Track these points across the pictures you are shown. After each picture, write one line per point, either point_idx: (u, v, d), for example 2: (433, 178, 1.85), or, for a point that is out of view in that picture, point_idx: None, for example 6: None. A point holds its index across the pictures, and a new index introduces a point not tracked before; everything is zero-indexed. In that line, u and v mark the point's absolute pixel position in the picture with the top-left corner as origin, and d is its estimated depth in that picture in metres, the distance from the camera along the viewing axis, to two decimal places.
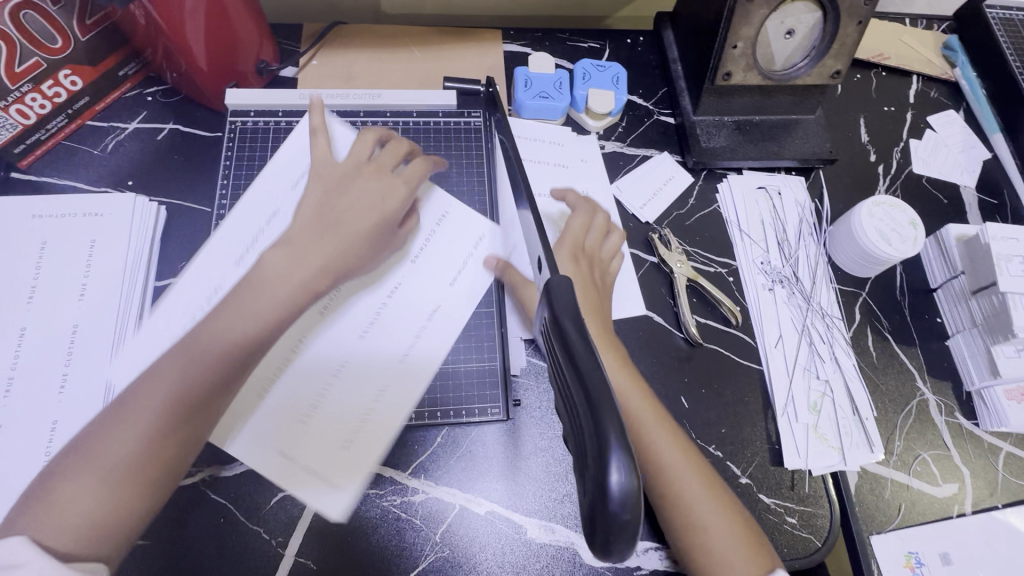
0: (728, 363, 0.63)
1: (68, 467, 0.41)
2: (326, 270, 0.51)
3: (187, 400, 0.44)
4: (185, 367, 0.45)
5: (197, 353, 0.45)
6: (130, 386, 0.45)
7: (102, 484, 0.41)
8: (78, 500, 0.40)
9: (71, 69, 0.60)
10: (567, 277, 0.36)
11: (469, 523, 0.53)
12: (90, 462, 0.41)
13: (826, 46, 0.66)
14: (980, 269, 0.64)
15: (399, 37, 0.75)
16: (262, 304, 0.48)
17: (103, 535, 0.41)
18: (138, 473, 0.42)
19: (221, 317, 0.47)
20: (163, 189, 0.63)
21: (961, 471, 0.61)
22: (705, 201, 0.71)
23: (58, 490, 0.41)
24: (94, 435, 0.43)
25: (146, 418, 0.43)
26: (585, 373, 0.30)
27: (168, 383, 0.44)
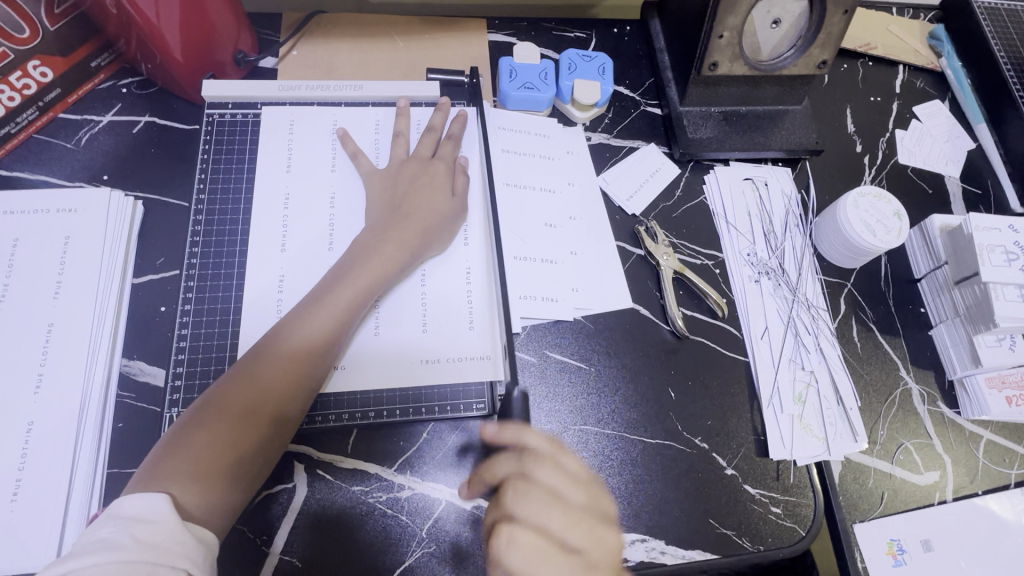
0: (714, 355, 0.63)
1: (190, 430, 0.45)
2: (397, 242, 0.56)
3: (300, 363, 0.49)
4: (302, 335, 0.50)
5: (316, 323, 0.50)
6: (245, 357, 0.49)
7: (230, 441, 0.45)
8: (199, 458, 0.43)
9: (40, 59, 0.59)
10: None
11: (455, 518, 0.53)
12: (216, 422, 0.45)
13: (812, 35, 0.65)
14: (963, 260, 0.64)
15: (381, 28, 0.73)
16: (355, 281, 0.53)
17: (224, 490, 0.44)
18: (260, 430, 0.46)
19: (324, 292, 0.52)
20: (141, 184, 0.62)
21: (943, 459, 0.62)
22: (692, 193, 0.71)
23: (188, 448, 0.44)
24: (213, 399, 0.46)
25: (261, 380, 0.47)
26: None
27: (289, 351, 0.49)
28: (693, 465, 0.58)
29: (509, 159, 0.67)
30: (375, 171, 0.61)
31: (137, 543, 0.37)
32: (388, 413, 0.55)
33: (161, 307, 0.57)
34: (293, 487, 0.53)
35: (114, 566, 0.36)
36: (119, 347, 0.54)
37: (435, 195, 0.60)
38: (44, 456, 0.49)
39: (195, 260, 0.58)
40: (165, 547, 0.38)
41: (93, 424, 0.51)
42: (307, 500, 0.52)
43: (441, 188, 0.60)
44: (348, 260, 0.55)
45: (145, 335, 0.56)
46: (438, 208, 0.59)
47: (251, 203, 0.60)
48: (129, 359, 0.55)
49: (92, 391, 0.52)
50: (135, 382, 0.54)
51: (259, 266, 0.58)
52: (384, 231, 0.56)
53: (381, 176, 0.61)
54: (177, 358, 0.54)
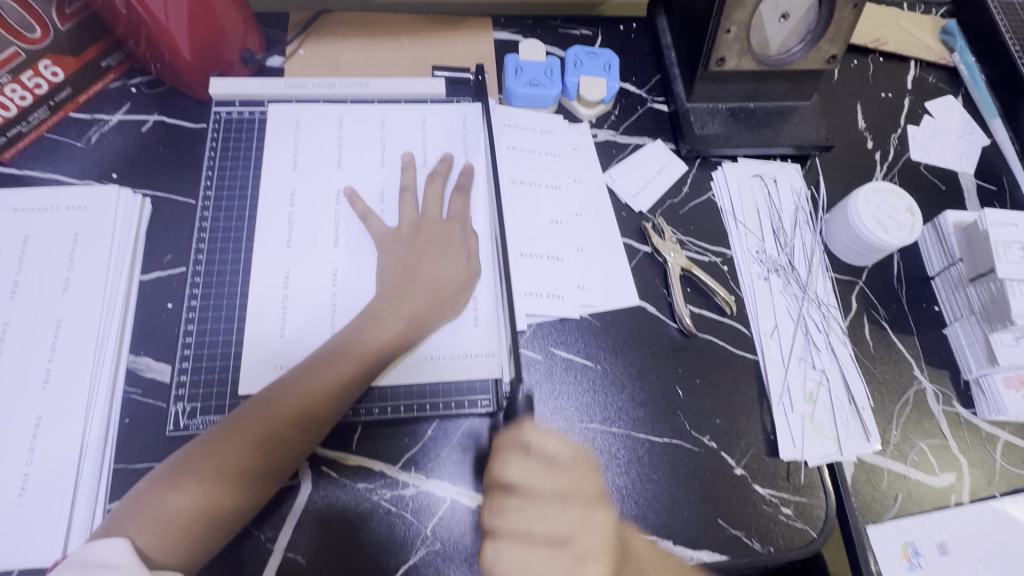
0: (723, 353, 0.62)
1: (176, 475, 0.46)
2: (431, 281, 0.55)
3: (292, 431, 0.48)
4: (298, 401, 0.49)
5: (344, 360, 0.51)
6: (246, 407, 0.49)
7: (207, 501, 0.45)
8: (175, 510, 0.44)
9: (51, 59, 0.59)
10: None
11: (460, 516, 0.53)
12: (199, 476, 0.46)
13: (821, 29, 0.65)
14: (979, 256, 0.63)
15: (387, 26, 0.73)
16: (360, 350, 0.52)
17: (194, 543, 0.45)
18: (239, 491, 0.46)
19: (330, 355, 0.52)
20: (149, 183, 0.62)
21: (958, 461, 0.61)
22: (699, 190, 0.70)
23: (167, 495, 0.45)
24: (203, 449, 0.47)
25: (251, 441, 0.47)
26: None
27: (283, 415, 0.49)
28: (701, 464, 0.57)
29: (513, 155, 0.67)
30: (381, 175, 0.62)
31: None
32: (391, 410, 0.55)
33: (168, 304, 0.57)
34: (297, 483, 0.52)
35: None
36: (126, 343, 0.55)
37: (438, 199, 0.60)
38: (52, 450, 0.49)
39: (202, 257, 0.58)
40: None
41: (99, 419, 0.51)
42: (311, 497, 0.52)
43: (455, 249, 0.58)
44: (359, 321, 0.54)
45: (151, 331, 0.56)
46: (452, 270, 0.57)
47: (257, 201, 0.60)
48: (136, 355, 0.55)
49: (98, 387, 0.52)
50: (142, 378, 0.54)
51: (265, 264, 0.58)
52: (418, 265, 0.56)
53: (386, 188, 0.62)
54: (182, 354, 0.54)
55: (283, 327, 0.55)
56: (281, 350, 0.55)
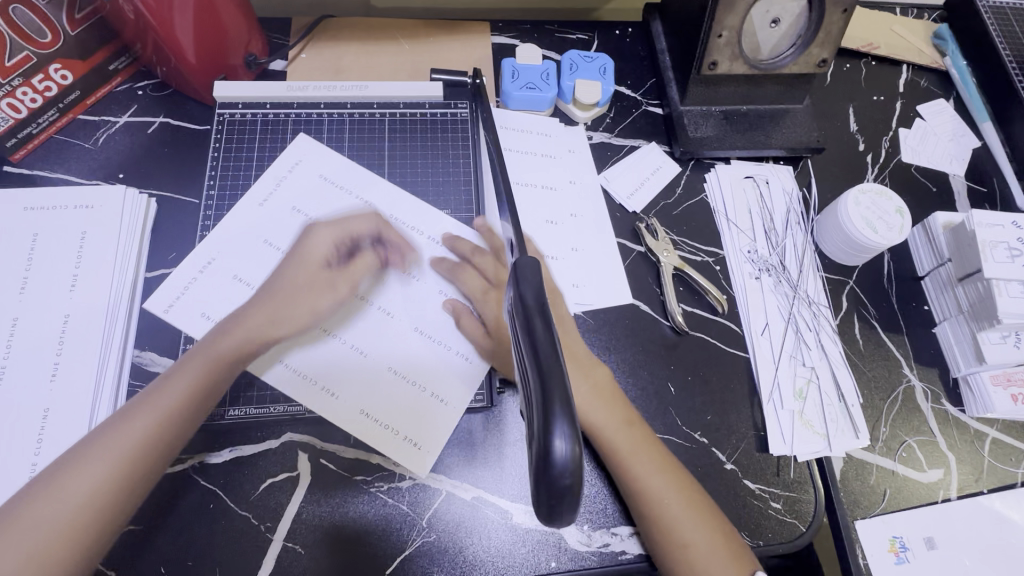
0: (714, 351, 0.63)
1: (22, 507, 0.44)
2: (310, 274, 0.56)
3: (157, 436, 0.48)
4: (161, 407, 0.49)
5: (223, 348, 0.52)
6: (106, 423, 0.48)
7: (69, 520, 0.44)
8: (32, 535, 0.43)
9: (61, 63, 0.61)
10: (534, 260, 0.36)
11: (455, 508, 0.54)
12: (57, 496, 0.44)
13: (811, 33, 0.66)
14: (966, 256, 0.64)
15: (387, 31, 0.75)
16: (224, 350, 0.52)
17: (56, 566, 0.43)
18: (100, 506, 0.45)
19: (193, 355, 0.51)
20: (155, 183, 0.64)
21: (947, 457, 0.62)
22: (693, 191, 0.71)
23: (20, 522, 0.43)
24: (59, 471, 0.46)
25: (114, 451, 0.46)
26: (538, 345, 0.29)
27: (146, 422, 0.48)
28: (693, 459, 0.59)
29: (508, 157, 0.68)
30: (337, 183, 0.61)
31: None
32: None
33: None
34: (296, 475, 0.54)
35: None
36: (131, 338, 0.56)
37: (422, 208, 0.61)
38: (59, 441, 0.51)
39: None
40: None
41: (105, 411, 0.53)
42: (309, 489, 0.54)
43: (364, 237, 0.58)
44: (224, 323, 0.53)
45: (156, 326, 0.57)
46: (350, 259, 0.57)
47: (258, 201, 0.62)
48: (141, 349, 0.56)
49: (105, 380, 0.54)
50: (147, 372, 0.56)
51: None
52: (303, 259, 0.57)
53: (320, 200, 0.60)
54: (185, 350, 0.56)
55: None
56: None
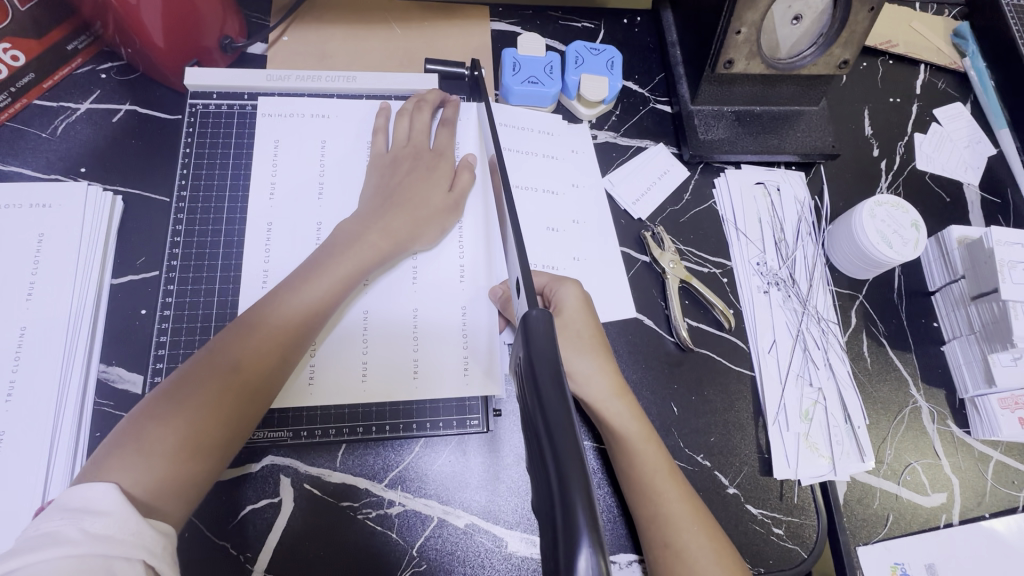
0: (720, 368, 0.61)
1: (121, 442, 0.40)
2: (381, 233, 0.54)
3: (268, 355, 0.46)
4: (275, 321, 0.47)
5: (295, 303, 0.48)
6: (211, 343, 0.46)
7: (183, 440, 0.41)
8: (131, 473, 0.39)
9: (10, 42, 0.55)
10: (547, 312, 0.32)
11: (447, 536, 0.51)
12: (174, 413, 0.42)
13: (834, 33, 0.62)
14: (982, 275, 0.61)
15: (377, 13, 0.69)
16: (334, 273, 0.51)
17: (178, 485, 0.40)
18: (218, 424, 0.43)
19: (272, 299, 0.48)
20: (121, 178, 0.58)
21: (950, 481, 0.60)
22: (701, 197, 0.67)
23: (141, 435, 0.41)
24: (169, 390, 0.43)
25: (228, 367, 0.44)
26: (554, 432, 0.27)
27: (256, 339, 0.46)
28: (694, 484, 0.56)
29: (508, 156, 0.63)
30: (382, 156, 0.59)
31: (88, 535, 0.34)
32: (376, 429, 0.53)
33: (141, 310, 0.54)
34: (278, 502, 0.51)
35: (64, 562, 0.33)
36: (95, 353, 0.52)
37: (434, 191, 0.58)
38: (16, 468, 0.46)
39: (177, 262, 0.55)
40: (120, 539, 0.35)
41: (68, 432, 0.49)
42: (293, 517, 0.50)
43: (439, 183, 0.59)
44: (300, 274, 0.50)
45: (125, 339, 0.53)
46: (431, 203, 0.57)
47: (234, 201, 0.57)
48: (107, 365, 0.52)
49: (68, 398, 0.49)
50: (114, 389, 0.51)
51: (247, 270, 0.55)
52: (371, 219, 0.54)
53: (381, 169, 0.58)
54: (155, 367, 0.51)
55: None
56: None
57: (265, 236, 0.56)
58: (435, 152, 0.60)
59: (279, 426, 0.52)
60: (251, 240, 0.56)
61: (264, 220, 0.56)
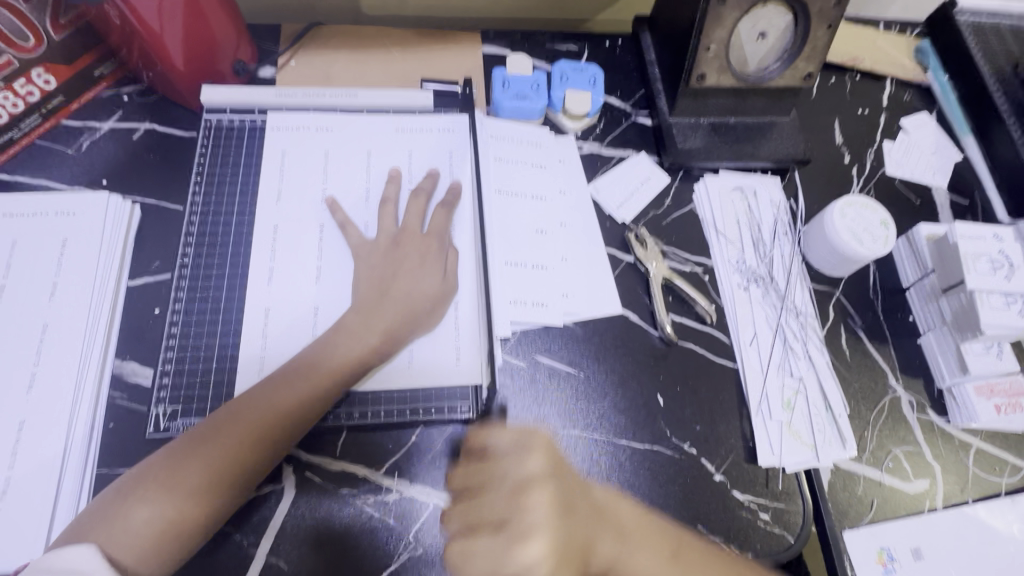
0: (703, 361, 0.64)
1: (151, 475, 0.47)
2: (406, 296, 0.57)
3: (287, 416, 0.50)
4: (266, 413, 0.50)
5: (322, 366, 0.53)
6: (244, 394, 0.51)
7: (172, 517, 0.46)
8: (151, 510, 0.45)
9: (44, 68, 0.61)
10: None
11: (443, 522, 0.53)
12: (168, 492, 0.46)
13: (798, 47, 0.67)
14: (950, 268, 0.64)
15: (378, 39, 0.75)
16: (325, 365, 0.53)
17: (189, 526, 0.46)
18: (200, 509, 0.47)
19: (304, 363, 0.53)
20: (139, 190, 0.63)
21: (932, 468, 0.62)
22: (682, 202, 0.72)
23: (168, 474, 0.47)
24: (164, 465, 0.47)
25: (249, 425, 0.49)
26: None
27: (280, 399, 0.51)
28: (681, 471, 0.58)
29: (499, 166, 0.68)
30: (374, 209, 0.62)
31: None
32: (373, 415, 0.55)
33: (154, 310, 0.58)
34: (281, 489, 0.53)
35: None
36: (112, 348, 0.55)
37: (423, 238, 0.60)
38: (32, 455, 0.49)
39: (188, 264, 0.59)
40: None
41: (83, 422, 0.51)
42: (294, 502, 0.53)
43: (439, 238, 0.61)
44: (331, 335, 0.55)
45: (139, 337, 0.56)
46: (431, 255, 0.59)
47: (245, 206, 0.62)
48: (121, 360, 0.55)
49: (83, 390, 0.52)
50: (126, 382, 0.54)
51: (253, 270, 0.58)
52: (385, 279, 0.58)
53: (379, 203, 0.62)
54: (166, 358, 0.55)
55: (264, 338, 0.56)
56: (267, 363, 0.55)
57: (273, 238, 0.60)
58: (428, 190, 0.63)
59: None
60: (259, 246, 0.59)
61: (271, 224, 0.61)
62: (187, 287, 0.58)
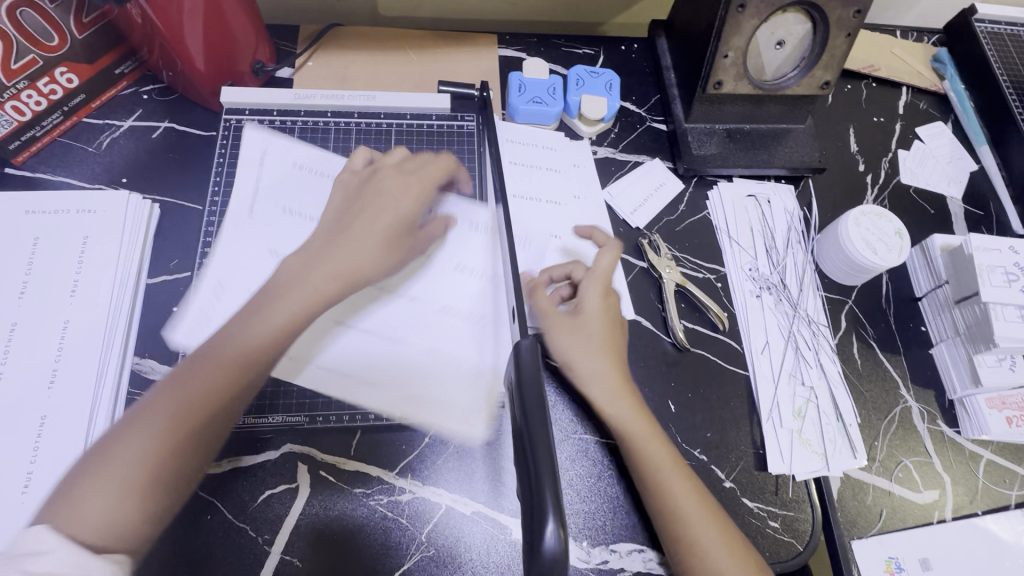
0: (714, 368, 0.64)
1: (89, 466, 0.45)
2: (351, 252, 0.55)
3: (218, 377, 0.48)
4: (199, 387, 0.47)
5: (251, 327, 0.51)
6: (178, 370, 0.49)
7: (112, 492, 0.43)
8: (91, 492, 0.43)
9: (67, 66, 0.61)
10: (535, 342, 0.38)
11: (455, 523, 0.54)
12: (105, 472, 0.44)
13: (816, 56, 0.67)
14: (964, 279, 0.64)
15: (395, 41, 0.75)
16: (252, 328, 0.51)
17: (131, 501, 0.43)
18: (143, 482, 0.44)
19: (233, 328, 0.51)
20: (158, 188, 0.63)
21: (942, 479, 0.62)
22: (696, 208, 0.72)
23: (106, 458, 0.45)
24: (101, 452, 0.45)
25: (177, 394, 0.47)
26: (536, 439, 0.34)
27: (210, 364, 0.49)
28: None
29: (514, 170, 0.69)
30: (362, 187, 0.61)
31: None
32: (387, 417, 0.56)
33: (173, 308, 0.58)
34: (295, 488, 0.54)
35: None
36: (131, 345, 0.56)
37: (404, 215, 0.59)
38: (53, 449, 0.50)
39: (206, 263, 0.59)
40: None
41: (103, 417, 0.52)
42: (309, 501, 0.53)
43: (428, 229, 0.61)
44: (263, 299, 0.53)
45: (158, 334, 0.57)
46: (410, 238, 0.58)
47: (262, 206, 0.62)
48: (141, 357, 0.56)
49: (104, 386, 0.53)
50: (146, 379, 0.55)
51: (269, 272, 0.59)
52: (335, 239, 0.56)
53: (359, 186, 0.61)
54: (184, 356, 0.56)
55: None
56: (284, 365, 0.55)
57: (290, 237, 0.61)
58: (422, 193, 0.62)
59: (295, 412, 0.55)
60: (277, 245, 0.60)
61: (288, 225, 0.61)
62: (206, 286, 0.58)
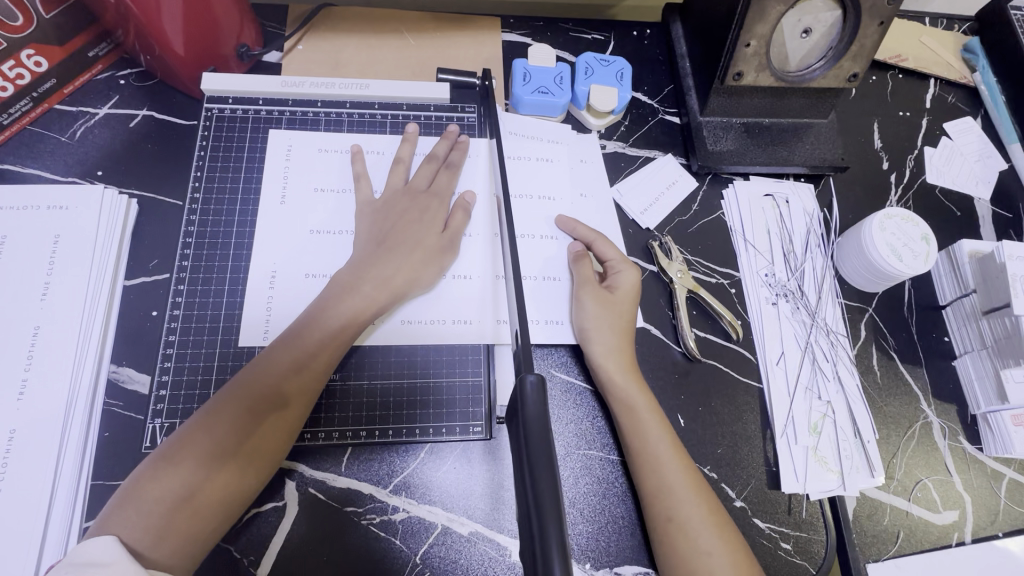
0: (726, 380, 0.60)
1: (166, 454, 0.44)
2: (410, 249, 0.56)
3: (298, 372, 0.49)
4: (275, 377, 0.48)
5: (327, 320, 0.51)
6: (253, 361, 0.49)
7: (192, 485, 0.43)
8: (168, 482, 0.43)
9: (35, 48, 0.57)
10: (541, 376, 0.34)
11: (451, 544, 0.51)
12: (182, 463, 0.43)
13: (844, 47, 0.62)
14: (993, 289, 0.61)
15: (390, 23, 0.70)
16: (327, 322, 0.51)
17: (211, 496, 0.44)
18: (224, 477, 0.44)
19: (308, 321, 0.51)
20: (136, 182, 0.59)
21: (962, 498, 0.59)
22: (709, 208, 0.68)
23: (180, 447, 0.44)
24: (176, 440, 0.45)
25: (257, 388, 0.47)
26: (541, 496, 0.29)
27: (291, 356, 0.49)
28: None
29: (517, 167, 0.64)
30: (371, 201, 0.59)
31: None
32: (380, 433, 0.53)
33: (152, 312, 0.55)
34: (282, 506, 0.51)
35: None
36: (107, 353, 0.52)
37: (427, 231, 0.57)
38: (23, 465, 0.47)
39: (188, 265, 0.56)
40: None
41: (76, 431, 0.49)
42: (297, 521, 0.50)
43: (433, 223, 0.58)
44: (333, 293, 0.53)
45: (135, 341, 0.53)
46: (424, 242, 0.57)
47: (248, 204, 0.58)
48: (117, 366, 0.52)
49: (77, 397, 0.50)
50: (123, 390, 0.52)
51: (255, 275, 0.56)
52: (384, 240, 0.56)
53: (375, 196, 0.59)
54: (164, 365, 0.52)
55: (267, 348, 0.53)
56: None
57: (279, 238, 0.57)
58: (430, 192, 0.60)
59: None
60: (264, 246, 0.56)
61: (276, 225, 0.57)
62: (187, 289, 0.55)
